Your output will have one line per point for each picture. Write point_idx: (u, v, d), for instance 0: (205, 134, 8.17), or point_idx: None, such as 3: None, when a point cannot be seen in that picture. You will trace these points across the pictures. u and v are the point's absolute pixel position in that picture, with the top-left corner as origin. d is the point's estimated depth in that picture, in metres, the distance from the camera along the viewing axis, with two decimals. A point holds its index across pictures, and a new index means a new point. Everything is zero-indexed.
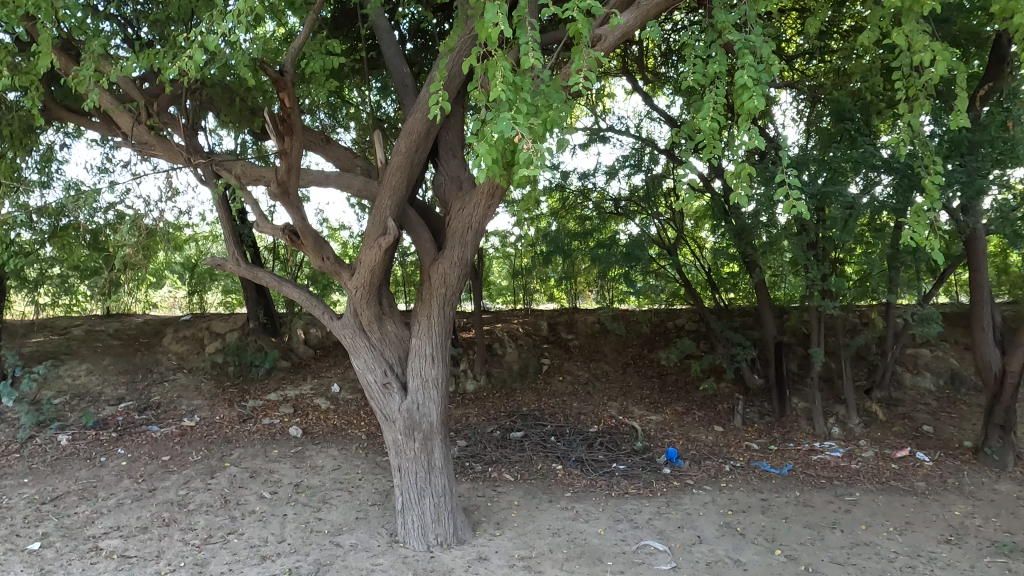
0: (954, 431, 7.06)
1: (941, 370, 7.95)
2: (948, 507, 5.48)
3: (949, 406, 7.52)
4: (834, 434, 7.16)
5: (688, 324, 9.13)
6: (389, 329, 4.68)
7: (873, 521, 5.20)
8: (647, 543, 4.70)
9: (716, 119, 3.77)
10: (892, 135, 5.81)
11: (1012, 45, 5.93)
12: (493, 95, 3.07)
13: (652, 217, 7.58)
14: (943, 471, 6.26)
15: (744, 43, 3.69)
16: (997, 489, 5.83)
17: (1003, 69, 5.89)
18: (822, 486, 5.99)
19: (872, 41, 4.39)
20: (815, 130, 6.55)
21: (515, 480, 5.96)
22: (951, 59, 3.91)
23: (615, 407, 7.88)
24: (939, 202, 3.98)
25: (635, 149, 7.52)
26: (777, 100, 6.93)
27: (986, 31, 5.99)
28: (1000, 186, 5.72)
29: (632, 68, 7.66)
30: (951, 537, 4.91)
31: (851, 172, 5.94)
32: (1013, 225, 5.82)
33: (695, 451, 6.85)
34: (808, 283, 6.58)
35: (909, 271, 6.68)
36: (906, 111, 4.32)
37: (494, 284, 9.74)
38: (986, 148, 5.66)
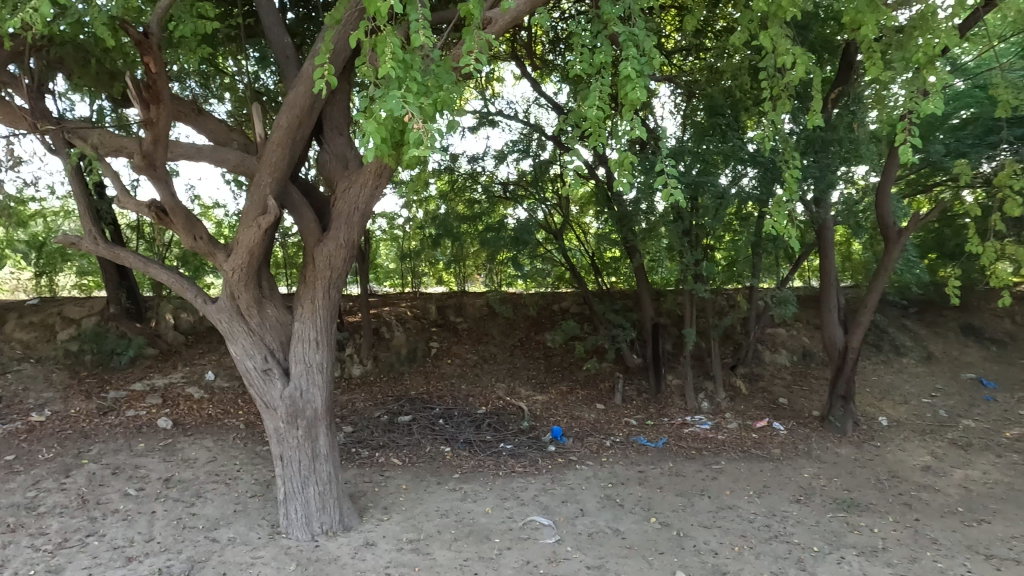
0: (805, 402, 7.84)
1: (794, 348, 8.78)
2: (798, 470, 6.09)
3: (801, 379, 8.34)
4: (703, 408, 7.69)
5: (573, 306, 9.41)
6: (269, 313, 4.47)
7: (736, 487, 5.67)
8: (533, 519, 4.85)
9: (602, 107, 3.90)
10: (758, 131, 6.33)
11: (859, 54, 6.51)
12: (381, 71, 2.99)
13: (539, 202, 7.79)
14: (795, 438, 6.92)
15: (628, 35, 3.85)
16: (838, 452, 6.53)
17: (851, 75, 6.46)
18: (692, 457, 6.45)
19: (742, 42, 4.72)
20: (690, 124, 6.89)
21: (403, 464, 5.93)
22: (809, 64, 4.29)
23: (502, 388, 8.03)
24: (797, 195, 4.39)
25: (523, 134, 7.62)
26: (657, 93, 7.14)
27: (837, 39, 6.54)
28: (846, 181, 6.47)
29: (521, 54, 7.71)
30: (801, 497, 5.46)
31: (721, 164, 6.40)
32: (855, 217, 6.79)
33: (578, 428, 7.13)
34: (683, 268, 7.04)
35: (770, 258, 7.33)
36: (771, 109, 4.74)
37: (382, 267, 9.55)
38: (835, 147, 6.26)
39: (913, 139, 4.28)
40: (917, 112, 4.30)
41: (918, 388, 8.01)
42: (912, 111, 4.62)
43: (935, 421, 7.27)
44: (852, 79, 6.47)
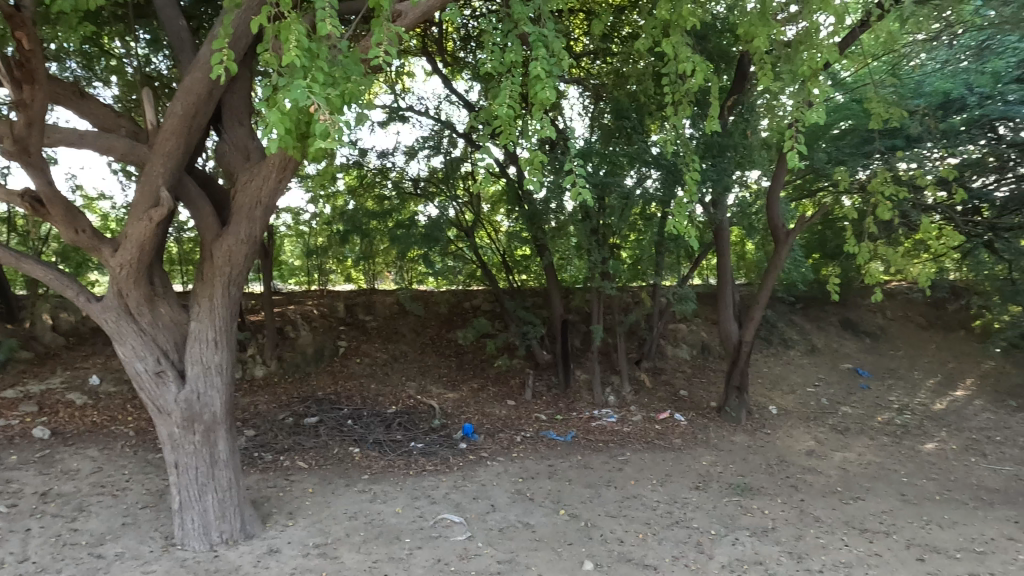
0: (703, 394, 8.26)
1: (694, 342, 9.22)
2: (697, 458, 6.40)
3: (700, 372, 8.78)
4: (610, 402, 7.94)
5: (484, 304, 9.42)
6: (162, 312, 4.21)
7: (640, 477, 5.89)
8: (444, 516, 4.83)
9: (512, 106, 3.95)
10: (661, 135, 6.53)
11: (752, 65, 6.88)
12: (285, 59, 2.88)
13: (451, 199, 7.74)
14: (695, 428, 7.28)
15: (538, 36, 3.91)
16: (733, 440, 6.93)
17: (746, 85, 6.87)
18: (599, 449, 6.64)
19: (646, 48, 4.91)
20: (598, 126, 6.91)
21: (309, 467, 5.74)
22: (708, 72, 4.51)
23: (413, 387, 7.95)
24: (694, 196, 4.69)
25: (434, 131, 7.56)
26: (566, 94, 7.29)
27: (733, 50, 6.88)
28: (740, 185, 6.87)
29: (432, 49, 7.64)
30: (700, 484, 5.75)
31: (627, 166, 6.64)
32: (749, 219, 7.26)
33: (489, 425, 7.17)
34: (591, 266, 7.23)
35: (673, 256, 7.63)
36: (674, 113, 5.06)
37: (286, 264, 9.15)
38: (732, 152, 6.61)
39: (800, 147, 4.67)
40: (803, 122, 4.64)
41: (803, 378, 8.65)
42: (798, 121, 4.98)
43: (818, 408, 7.86)
44: (746, 88, 6.87)
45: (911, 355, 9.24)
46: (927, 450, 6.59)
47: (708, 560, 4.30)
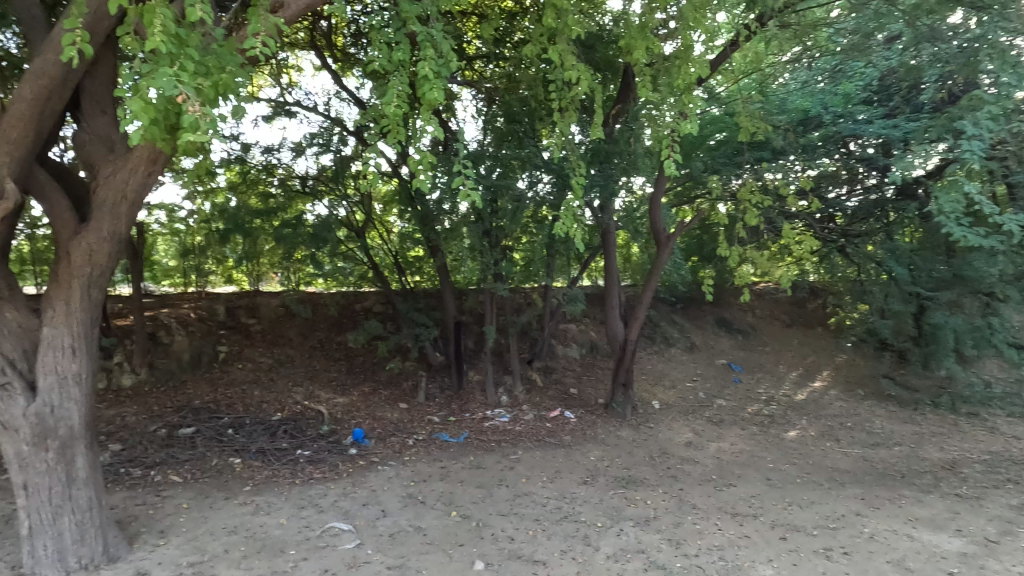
0: (592, 391, 8.54)
1: (583, 342, 9.52)
2: (586, 454, 6.62)
3: (589, 370, 9.07)
4: (502, 402, 8.03)
5: (376, 306, 9.20)
6: (8, 317, 3.79)
7: (531, 474, 6.00)
8: (332, 525, 4.69)
9: (401, 106, 3.92)
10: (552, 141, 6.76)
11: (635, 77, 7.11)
12: (148, 45, 2.70)
13: (341, 198, 7.55)
14: (584, 425, 7.51)
15: (426, 36, 3.90)
16: (620, 435, 7.22)
17: (629, 94, 7.04)
18: (492, 449, 6.70)
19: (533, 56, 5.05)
20: (491, 129, 6.99)
21: (184, 481, 5.37)
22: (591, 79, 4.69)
23: (300, 392, 7.65)
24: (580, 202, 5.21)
25: (323, 128, 7.33)
26: (459, 96, 7.33)
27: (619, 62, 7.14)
28: (626, 191, 7.21)
29: (320, 44, 7.40)
30: (588, 478, 5.95)
31: (518, 170, 6.80)
32: (633, 223, 7.75)
33: (380, 429, 7.03)
34: (483, 267, 7.28)
35: (563, 259, 7.92)
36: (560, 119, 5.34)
37: (159, 264, 8.52)
38: (618, 160, 6.92)
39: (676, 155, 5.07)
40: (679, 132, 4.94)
41: (683, 374, 9.16)
42: (676, 132, 5.28)
43: (696, 402, 8.36)
44: (630, 98, 7.06)
45: (777, 350, 10.05)
46: (790, 437, 7.18)
47: (594, 551, 4.45)
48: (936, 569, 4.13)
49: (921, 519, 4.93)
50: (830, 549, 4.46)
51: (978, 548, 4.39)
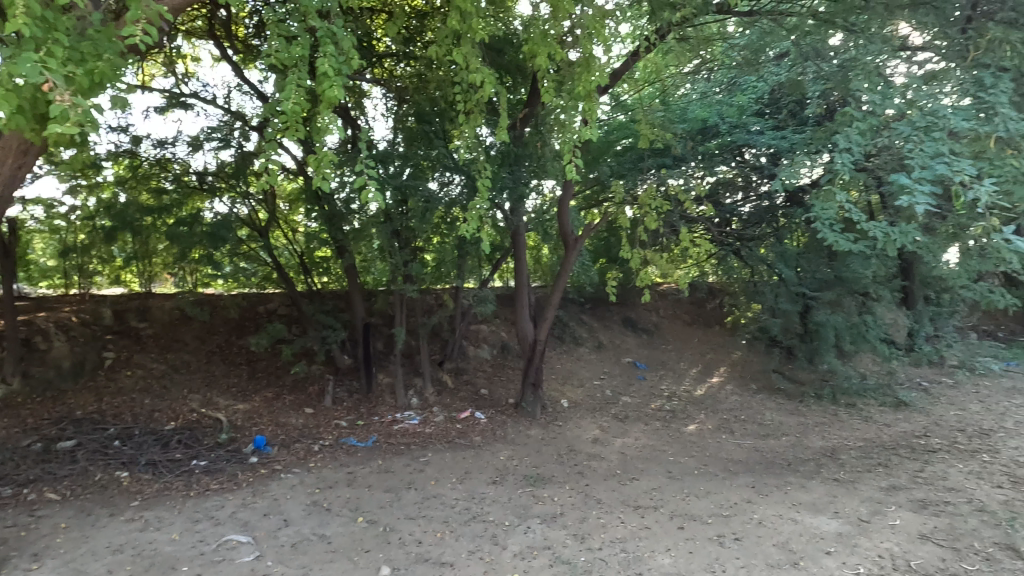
0: (502, 391, 8.61)
1: (494, 342, 9.58)
2: (496, 453, 6.67)
3: (499, 371, 9.13)
4: (412, 404, 7.95)
5: (281, 308, 8.84)
6: None
7: (440, 476, 5.98)
8: (229, 538, 4.48)
9: (300, 103, 3.84)
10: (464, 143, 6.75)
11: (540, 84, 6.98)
12: (9, 26, 2.48)
13: (242, 196, 7.22)
14: (494, 425, 7.56)
15: (327, 32, 3.84)
16: (529, 434, 7.32)
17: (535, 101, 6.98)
18: (400, 452, 6.62)
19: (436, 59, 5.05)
20: (402, 128, 6.89)
21: (62, 498, 4.97)
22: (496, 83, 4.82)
23: (196, 399, 7.27)
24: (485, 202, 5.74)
25: (223, 122, 7.00)
26: (368, 94, 7.16)
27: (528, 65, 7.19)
28: (537, 193, 7.34)
29: (220, 33, 7.04)
30: (497, 478, 5.99)
31: (430, 171, 6.85)
32: (544, 226, 8.16)
33: (284, 436, 6.79)
34: (393, 267, 7.15)
35: (474, 260, 7.92)
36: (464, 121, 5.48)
37: (36, 264, 7.89)
38: (528, 163, 7.04)
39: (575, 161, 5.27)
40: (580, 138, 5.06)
41: (591, 372, 9.42)
42: (580, 137, 5.43)
43: (602, 399, 8.61)
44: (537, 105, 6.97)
45: (678, 348, 10.52)
46: (689, 430, 7.54)
47: (501, 550, 4.49)
48: (816, 549, 4.45)
49: (804, 504, 5.30)
50: (723, 536, 4.71)
51: (852, 528, 4.78)
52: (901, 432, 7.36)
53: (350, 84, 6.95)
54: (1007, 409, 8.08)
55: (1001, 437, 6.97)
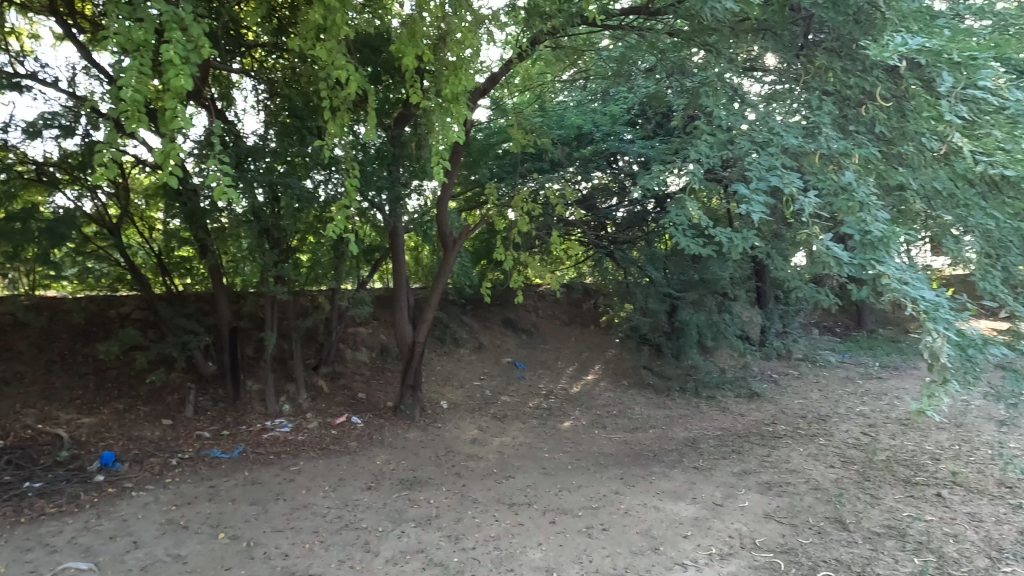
0: (380, 394, 8.43)
1: (373, 345, 9.40)
2: (372, 458, 6.53)
3: (378, 374, 8.94)
4: (283, 411, 7.60)
5: (135, 312, 8.14)
6: None
7: (312, 485, 5.77)
8: (67, 566, 4.08)
9: (142, 91, 3.56)
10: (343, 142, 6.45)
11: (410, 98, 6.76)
12: None
13: (88, 190, 6.53)
14: (371, 429, 7.40)
15: (173, 17, 3.60)
16: (407, 437, 7.23)
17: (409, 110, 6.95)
18: (269, 462, 6.31)
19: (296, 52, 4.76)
20: (275, 122, 6.60)
21: None
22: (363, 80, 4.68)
23: (32, 415, 6.54)
24: (352, 202, 5.72)
25: (66, 108, 6.37)
26: (237, 85, 6.80)
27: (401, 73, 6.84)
28: (419, 195, 7.47)
29: (62, 10, 6.40)
30: (372, 484, 5.87)
31: (305, 169, 6.55)
32: (423, 229, 8.17)
33: (137, 451, 6.27)
34: (262, 268, 6.78)
35: (352, 261, 7.86)
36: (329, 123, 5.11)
37: None
38: (409, 164, 7.05)
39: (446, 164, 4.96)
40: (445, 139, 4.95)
41: (471, 372, 9.48)
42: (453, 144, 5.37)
43: (482, 399, 8.69)
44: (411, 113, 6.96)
45: (556, 347, 10.84)
46: (564, 427, 7.78)
47: (373, 557, 4.41)
48: (675, 533, 4.74)
49: (667, 492, 5.63)
50: (592, 527, 4.90)
51: (707, 512, 5.14)
52: (753, 420, 8.03)
53: (214, 71, 6.63)
54: (841, 397, 9.05)
55: (835, 421, 7.79)
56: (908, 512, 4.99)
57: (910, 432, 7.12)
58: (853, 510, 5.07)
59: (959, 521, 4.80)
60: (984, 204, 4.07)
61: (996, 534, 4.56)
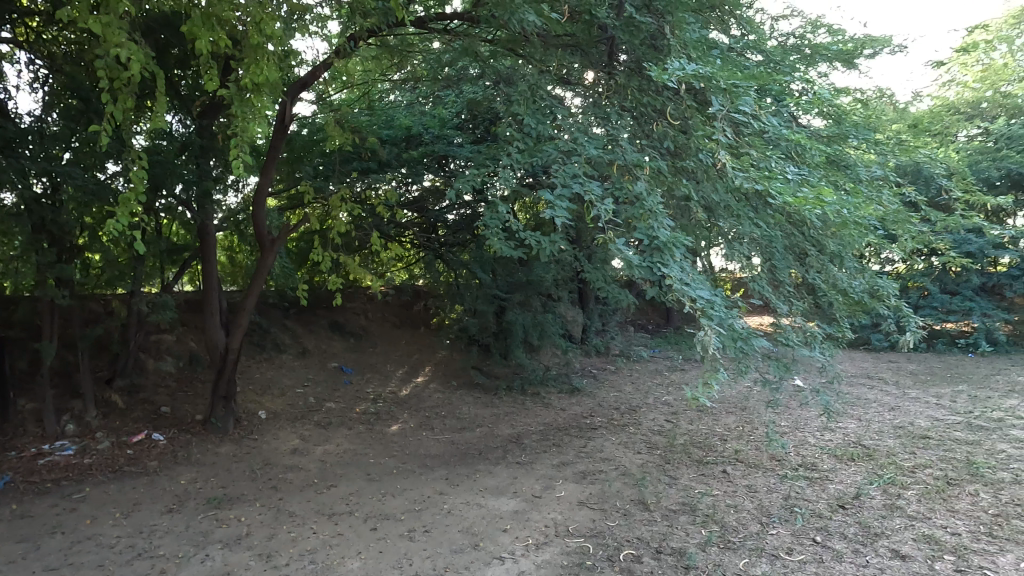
0: (188, 407, 7.67)
1: (180, 353, 8.60)
2: (175, 478, 5.96)
3: (185, 385, 8.15)
4: (66, 432, 6.68)
5: None
6: None
7: (99, 513, 5.13)
8: None
9: None
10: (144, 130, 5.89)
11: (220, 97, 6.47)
12: None
13: None
14: (175, 446, 6.73)
15: None
16: (218, 452, 6.69)
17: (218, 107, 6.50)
18: (46, 491, 5.50)
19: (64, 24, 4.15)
20: (58, 105, 5.81)
21: None
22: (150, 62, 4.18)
23: None
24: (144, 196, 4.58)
25: None
26: (8, 57, 5.84)
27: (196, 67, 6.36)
28: (236, 191, 7.10)
29: None
30: (174, 506, 5.35)
31: (92, 157, 5.76)
32: (237, 227, 7.63)
33: None
34: (38, 269, 5.82)
35: (153, 262, 7.09)
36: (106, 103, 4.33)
37: None
38: (219, 158, 6.54)
39: (243, 157, 4.51)
40: (243, 131, 4.55)
41: (293, 380, 9.00)
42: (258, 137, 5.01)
43: (305, 407, 8.29)
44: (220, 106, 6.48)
45: (386, 350, 10.66)
46: (391, 431, 7.67)
47: None
48: (494, 528, 4.87)
49: (489, 488, 5.77)
50: (413, 530, 4.88)
51: (526, 504, 5.34)
52: (573, 414, 8.50)
53: None
54: (650, 389, 9.88)
55: (644, 411, 8.49)
56: (699, 489, 5.57)
57: (705, 417, 7.97)
58: (654, 491, 5.55)
59: (739, 493, 5.45)
60: (750, 214, 4.67)
61: (767, 502, 5.24)
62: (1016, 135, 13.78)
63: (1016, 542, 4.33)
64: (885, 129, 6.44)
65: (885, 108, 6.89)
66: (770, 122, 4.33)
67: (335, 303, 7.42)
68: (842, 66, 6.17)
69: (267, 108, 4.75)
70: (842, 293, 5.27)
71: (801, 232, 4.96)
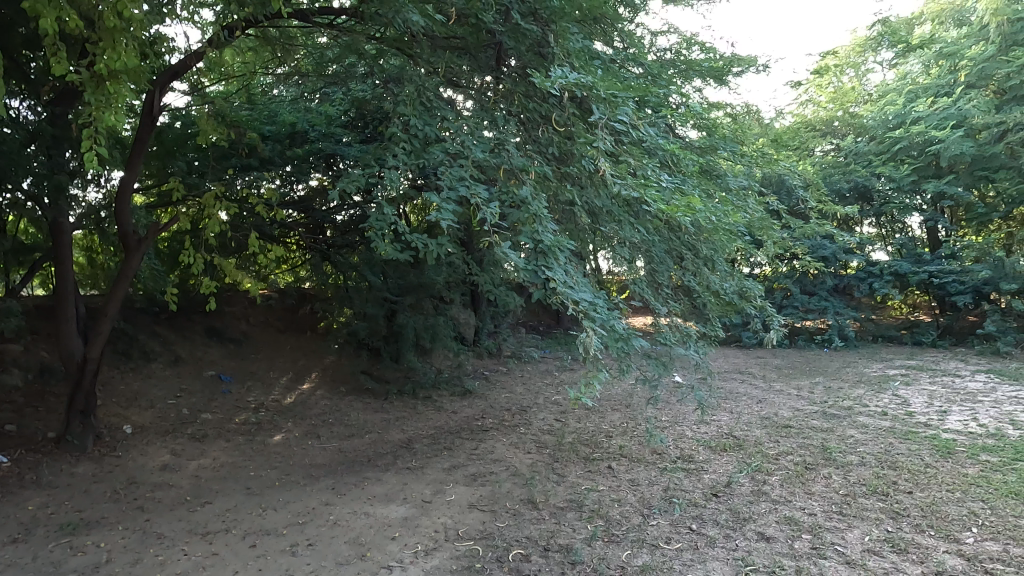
0: (38, 424, 6.91)
1: (28, 365, 7.76)
2: (21, 504, 5.35)
3: (35, 401, 7.34)
4: None
5: None
6: None
7: None
8: None
9: None
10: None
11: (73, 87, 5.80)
12: None
13: None
14: (21, 468, 6.04)
15: None
16: (74, 472, 6.08)
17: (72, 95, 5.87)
18: None
19: None
20: None
21: None
22: None
23: None
24: None
25: None
26: None
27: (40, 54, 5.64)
28: (95, 185, 6.51)
29: None
30: (19, 535, 4.80)
31: None
32: (97, 225, 6.98)
33: None
34: None
35: None
36: None
37: None
38: (74, 149, 5.99)
39: (98, 149, 4.10)
40: (99, 120, 4.14)
41: (164, 391, 8.36)
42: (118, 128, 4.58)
43: (177, 420, 7.72)
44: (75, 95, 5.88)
45: (269, 356, 10.16)
46: (274, 441, 7.32)
47: None
48: (382, 537, 4.77)
49: (378, 495, 5.65)
50: (296, 544, 4.67)
51: (414, 510, 5.27)
52: (465, 416, 8.49)
53: None
54: (540, 389, 10.09)
55: (534, 411, 8.64)
56: (585, 485, 5.74)
57: (592, 414, 8.25)
58: (542, 490, 5.66)
59: (622, 487, 5.68)
60: (631, 220, 4.87)
61: (648, 494, 5.49)
62: (862, 151, 15.36)
63: (862, 519, 4.81)
64: (751, 142, 6.96)
65: (751, 123, 7.45)
66: (648, 133, 4.56)
67: (210, 307, 6.94)
68: (713, 82, 6.62)
69: (126, 98, 4.36)
70: (714, 295, 5.64)
71: (677, 238, 5.27)
